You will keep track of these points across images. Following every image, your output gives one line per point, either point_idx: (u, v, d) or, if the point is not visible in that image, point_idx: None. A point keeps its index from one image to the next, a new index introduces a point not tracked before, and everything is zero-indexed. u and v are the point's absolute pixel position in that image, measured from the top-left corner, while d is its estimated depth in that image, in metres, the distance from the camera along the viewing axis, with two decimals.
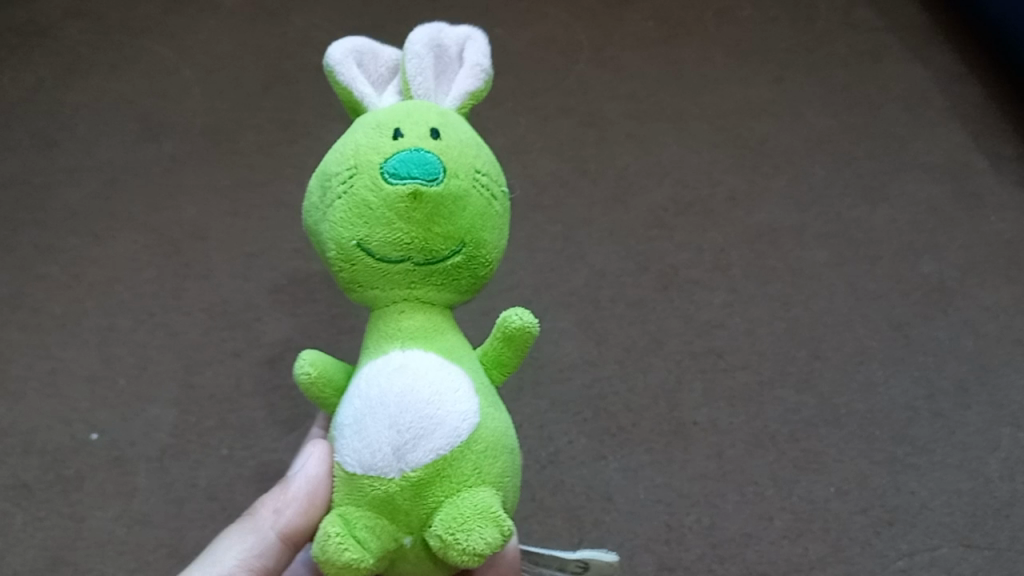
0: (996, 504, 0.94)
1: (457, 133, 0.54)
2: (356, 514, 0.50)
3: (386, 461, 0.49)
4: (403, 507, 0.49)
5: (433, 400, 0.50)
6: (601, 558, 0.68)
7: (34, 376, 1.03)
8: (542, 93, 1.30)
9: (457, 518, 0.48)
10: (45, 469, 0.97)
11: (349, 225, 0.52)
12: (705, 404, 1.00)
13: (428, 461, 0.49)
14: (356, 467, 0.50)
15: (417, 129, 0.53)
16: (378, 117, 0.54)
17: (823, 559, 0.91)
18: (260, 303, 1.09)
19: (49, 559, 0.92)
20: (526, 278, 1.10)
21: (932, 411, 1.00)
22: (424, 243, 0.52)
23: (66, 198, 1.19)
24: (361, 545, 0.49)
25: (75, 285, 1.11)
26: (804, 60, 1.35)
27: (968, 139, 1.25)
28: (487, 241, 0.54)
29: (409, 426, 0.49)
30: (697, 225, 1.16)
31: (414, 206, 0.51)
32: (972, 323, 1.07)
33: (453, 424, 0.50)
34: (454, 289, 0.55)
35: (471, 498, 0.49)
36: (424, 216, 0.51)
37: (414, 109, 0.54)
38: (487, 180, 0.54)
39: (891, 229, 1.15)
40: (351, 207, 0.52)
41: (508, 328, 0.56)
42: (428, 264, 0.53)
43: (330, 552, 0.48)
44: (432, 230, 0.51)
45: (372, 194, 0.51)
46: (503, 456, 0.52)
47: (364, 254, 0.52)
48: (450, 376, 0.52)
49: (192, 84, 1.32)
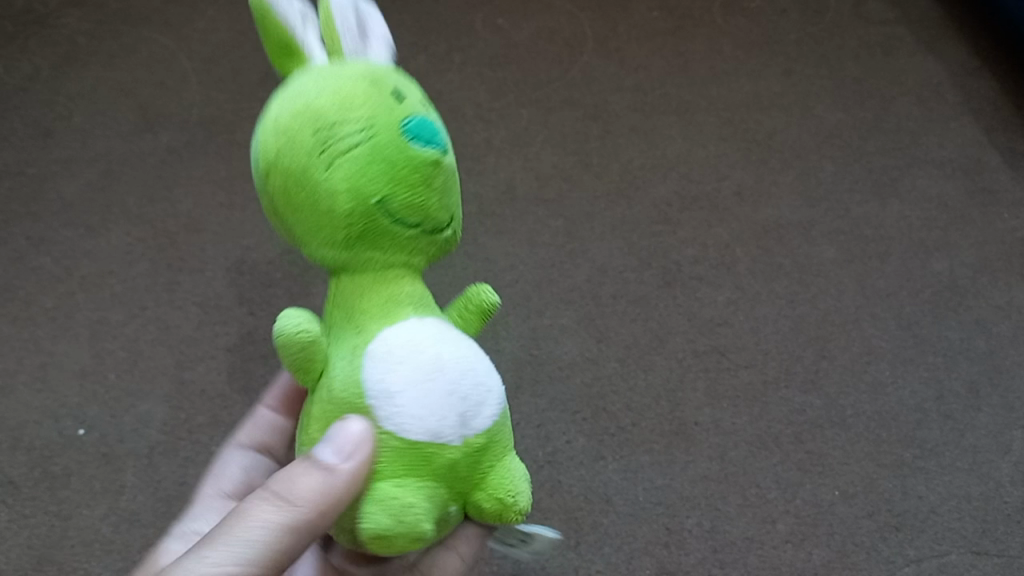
0: (1009, 511, 0.91)
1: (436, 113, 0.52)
2: (411, 484, 0.45)
3: (451, 428, 0.45)
4: (462, 473, 0.46)
5: (478, 367, 0.47)
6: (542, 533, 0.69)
7: (24, 370, 1.02)
8: (545, 85, 1.28)
9: (514, 483, 0.48)
10: (33, 466, 0.95)
11: (371, 178, 0.45)
12: (707, 403, 0.98)
13: (487, 427, 0.47)
14: (419, 435, 0.45)
15: (415, 96, 0.48)
16: (371, 70, 0.47)
17: (828, 564, 0.88)
18: (254, 297, 1.07)
19: (34, 558, 0.89)
20: (526, 274, 1.08)
21: (943, 413, 0.97)
22: (435, 213, 0.48)
23: (61, 189, 1.17)
24: (429, 514, 0.45)
25: (68, 278, 1.09)
26: (813, 53, 1.32)
27: (981, 134, 1.22)
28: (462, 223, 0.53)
29: (469, 393, 0.46)
30: (701, 220, 1.13)
31: (437, 174, 0.47)
32: (983, 322, 1.04)
33: (495, 393, 0.48)
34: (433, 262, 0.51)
35: (515, 462, 0.49)
36: (441, 185, 0.47)
37: (401, 75, 0.49)
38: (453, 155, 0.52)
39: (901, 226, 1.12)
40: (372, 160, 0.45)
41: (480, 303, 0.54)
42: (428, 235, 0.48)
43: (405, 524, 0.44)
44: (444, 199, 0.48)
45: (396, 150, 0.45)
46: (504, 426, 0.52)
47: (381, 211, 0.46)
48: (474, 346, 0.49)
49: (190, 74, 1.30)
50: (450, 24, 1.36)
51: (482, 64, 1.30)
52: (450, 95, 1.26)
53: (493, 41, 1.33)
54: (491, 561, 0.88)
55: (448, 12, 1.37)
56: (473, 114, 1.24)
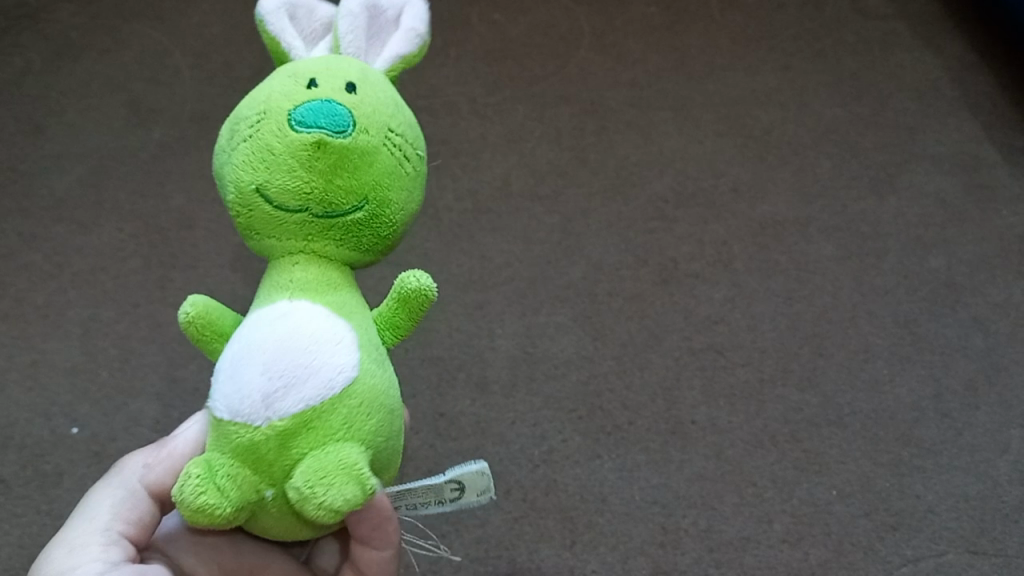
0: (1006, 510, 0.90)
1: (378, 89, 0.48)
2: (219, 462, 0.42)
3: (251, 406, 0.42)
4: (267, 457, 0.42)
5: (310, 346, 0.43)
6: (468, 473, 0.53)
7: (16, 367, 1.01)
8: (541, 79, 1.27)
9: (317, 472, 0.41)
10: (23, 465, 0.94)
11: (250, 167, 0.45)
12: (704, 402, 0.97)
13: (296, 411, 0.42)
14: (224, 412, 0.43)
15: (333, 81, 0.46)
16: (298, 66, 0.48)
17: (825, 564, 0.87)
18: (247, 294, 1.06)
19: (25, 557, 0.88)
20: (521, 271, 1.07)
21: (940, 411, 0.97)
22: (325, 195, 0.45)
23: (52, 184, 1.16)
24: (222, 492, 0.42)
25: (60, 274, 1.08)
26: (811, 48, 1.31)
27: (979, 130, 1.21)
28: (396, 201, 0.47)
29: (281, 371, 0.42)
30: (698, 217, 1.12)
31: (317, 155, 0.44)
32: (982, 320, 1.03)
33: (326, 374, 0.43)
34: (355, 246, 0.47)
35: (337, 453, 0.42)
36: (327, 166, 0.44)
37: (333, 62, 0.48)
38: (405, 140, 0.48)
39: (898, 222, 1.12)
40: (254, 150, 0.45)
41: (404, 291, 0.49)
42: (328, 218, 0.46)
43: (187, 495, 0.42)
44: (336, 179, 0.45)
45: (276, 138, 0.45)
46: (371, 411, 0.44)
47: (261, 201, 0.45)
48: (333, 327, 0.44)
49: (183, 69, 1.29)
50: (446, 19, 1.35)
51: (478, 59, 1.29)
52: (445, 90, 1.25)
53: (488, 36, 1.32)
54: (486, 561, 0.87)
55: (443, 5, 1.36)
56: (469, 109, 1.23)
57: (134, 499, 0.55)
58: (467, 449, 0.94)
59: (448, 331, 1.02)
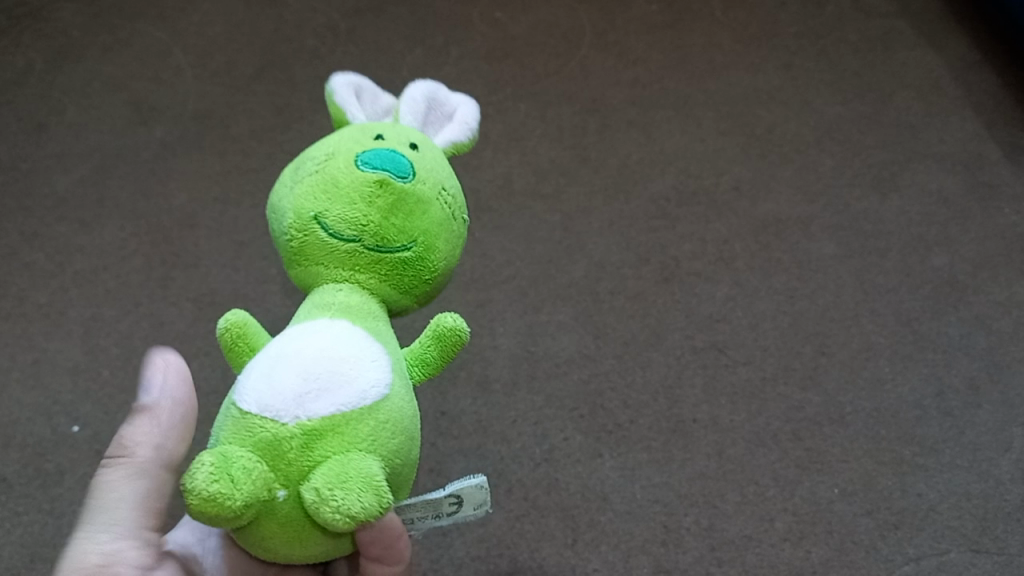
0: (1007, 508, 0.90)
1: (435, 153, 0.51)
2: (236, 452, 0.41)
3: (284, 405, 0.42)
4: (287, 456, 0.42)
5: (351, 359, 0.44)
6: (470, 486, 0.53)
7: (17, 366, 1.01)
8: (543, 78, 1.27)
9: (339, 477, 0.41)
10: (25, 463, 0.94)
11: (313, 196, 0.47)
12: (706, 400, 0.97)
13: (327, 415, 0.42)
14: (252, 406, 0.43)
15: (398, 137, 0.50)
16: (364, 125, 0.52)
17: (827, 562, 0.87)
18: (249, 293, 1.06)
19: (27, 556, 0.88)
20: (522, 270, 1.07)
21: (942, 410, 0.97)
22: (379, 230, 0.47)
23: (54, 184, 1.16)
24: (235, 483, 0.40)
25: (62, 273, 1.08)
26: (812, 46, 1.31)
27: (982, 128, 1.21)
28: (441, 251, 0.49)
29: (320, 375, 0.43)
30: (700, 215, 1.12)
31: (378, 193, 0.46)
32: (984, 319, 1.03)
33: (363, 385, 0.44)
34: (398, 286, 0.48)
35: (359, 461, 0.42)
36: (386, 204, 0.47)
37: (398, 127, 0.52)
38: (447, 191, 0.50)
39: (900, 220, 1.12)
40: (320, 182, 0.48)
41: (440, 328, 0.50)
42: (377, 252, 0.47)
43: (196, 482, 0.40)
44: (393, 218, 0.47)
45: (342, 173, 0.47)
46: (397, 431, 0.44)
47: (318, 228, 0.47)
48: (371, 346, 0.45)
49: (185, 68, 1.29)
50: (448, 18, 1.35)
51: (480, 58, 1.29)
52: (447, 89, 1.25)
53: (490, 35, 1.32)
54: (486, 560, 0.87)
55: (445, 4, 1.36)
56: None
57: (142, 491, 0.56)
58: (469, 448, 0.94)
59: None
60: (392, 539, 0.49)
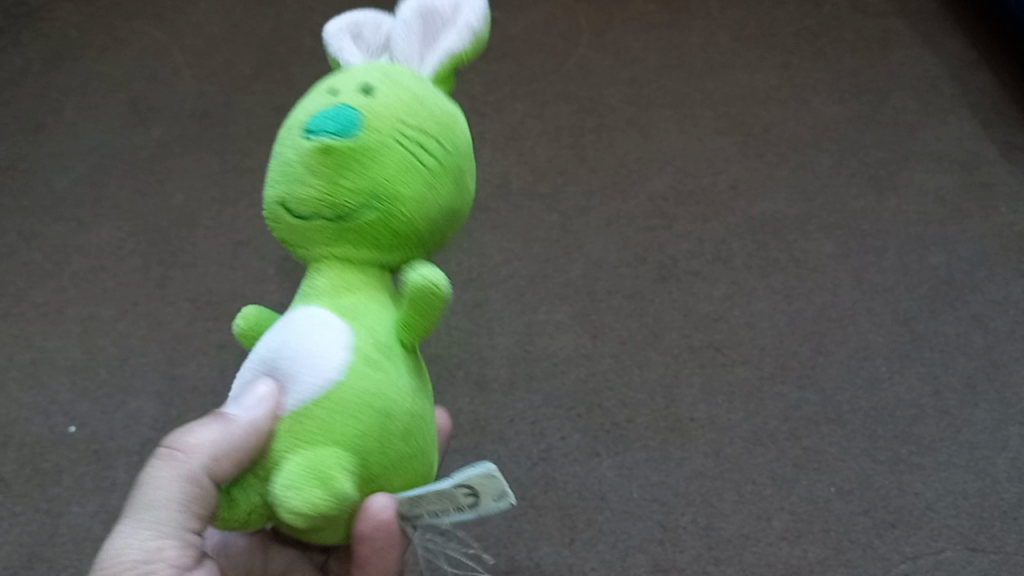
0: (1004, 507, 0.90)
1: (395, 90, 0.48)
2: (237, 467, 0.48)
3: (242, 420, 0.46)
4: (263, 461, 0.47)
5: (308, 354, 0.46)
6: (479, 475, 0.49)
7: (15, 366, 1.01)
8: (541, 77, 1.27)
9: (291, 477, 0.44)
10: (23, 463, 0.94)
11: (273, 181, 0.48)
12: (703, 399, 0.97)
13: (291, 416, 0.45)
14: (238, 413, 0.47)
15: (351, 88, 0.48)
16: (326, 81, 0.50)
17: (824, 561, 0.87)
18: (247, 293, 1.06)
19: (25, 555, 0.88)
20: (520, 270, 1.07)
21: (939, 409, 0.97)
22: (333, 198, 0.46)
23: (52, 183, 1.16)
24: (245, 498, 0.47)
25: (60, 273, 1.08)
26: (810, 45, 1.31)
27: (979, 128, 1.21)
28: (406, 199, 0.47)
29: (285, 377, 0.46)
30: (697, 214, 1.12)
31: (325, 160, 0.46)
32: (980, 317, 1.04)
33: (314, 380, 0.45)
34: (372, 248, 0.48)
35: (314, 458, 0.44)
36: (335, 168, 0.46)
37: (361, 70, 0.50)
38: (420, 134, 0.47)
39: (897, 220, 1.12)
40: (276, 165, 0.48)
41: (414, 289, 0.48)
42: (340, 222, 0.47)
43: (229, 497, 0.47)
44: (343, 181, 0.46)
45: (293, 150, 0.47)
46: (360, 413, 0.45)
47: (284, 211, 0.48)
48: (335, 332, 0.46)
49: (183, 68, 1.29)
50: None
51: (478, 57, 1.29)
52: None
53: (488, 34, 1.32)
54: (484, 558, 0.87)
55: None
56: (469, 108, 1.23)
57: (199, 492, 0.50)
58: (467, 448, 0.94)
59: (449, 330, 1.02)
60: (389, 537, 0.50)
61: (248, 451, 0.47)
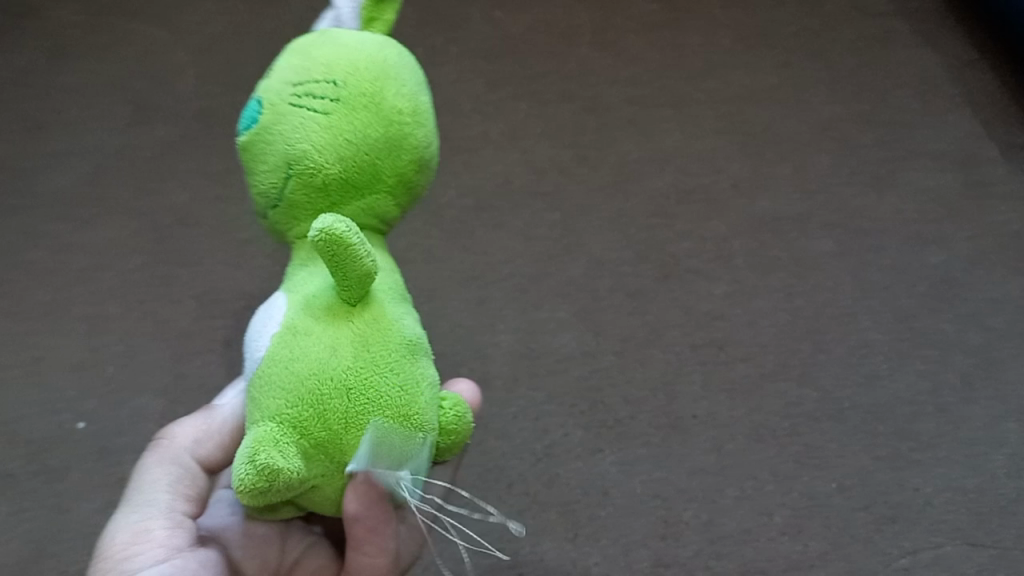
0: (1002, 502, 0.91)
1: (291, 59, 0.50)
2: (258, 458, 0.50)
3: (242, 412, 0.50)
4: None
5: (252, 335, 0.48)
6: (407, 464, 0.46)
7: (21, 363, 1.01)
8: (542, 77, 1.28)
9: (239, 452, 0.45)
10: (29, 460, 0.95)
11: None
12: (704, 396, 0.98)
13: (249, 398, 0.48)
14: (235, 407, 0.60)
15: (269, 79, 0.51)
16: None
17: (824, 556, 0.88)
18: (252, 290, 1.07)
19: (32, 551, 0.89)
20: (522, 268, 1.08)
21: (938, 406, 0.98)
22: (261, 185, 0.49)
23: (56, 182, 1.16)
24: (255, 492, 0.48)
25: (64, 271, 1.08)
26: (810, 45, 1.32)
27: (977, 127, 1.22)
28: (308, 155, 0.47)
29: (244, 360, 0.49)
30: (698, 213, 1.13)
31: (247, 155, 0.49)
32: (978, 315, 1.05)
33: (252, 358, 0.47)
34: (308, 214, 0.48)
35: (251, 431, 0.45)
36: (254, 158, 0.49)
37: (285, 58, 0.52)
38: (315, 86, 0.48)
39: (896, 219, 1.13)
40: None
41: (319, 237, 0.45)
42: (275, 203, 0.49)
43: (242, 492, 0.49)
44: (261, 164, 0.48)
45: None
46: (277, 376, 0.45)
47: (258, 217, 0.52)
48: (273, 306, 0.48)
49: (186, 67, 1.29)
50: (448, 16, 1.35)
51: (480, 56, 1.30)
52: (447, 86, 1.26)
53: (490, 34, 1.33)
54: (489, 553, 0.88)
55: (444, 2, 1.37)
56: (471, 107, 1.24)
57: (190, 476, 0.58)
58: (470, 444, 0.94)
59: (452, 327, 1.02)
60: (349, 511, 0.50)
61: (238, 432, 0.59)
